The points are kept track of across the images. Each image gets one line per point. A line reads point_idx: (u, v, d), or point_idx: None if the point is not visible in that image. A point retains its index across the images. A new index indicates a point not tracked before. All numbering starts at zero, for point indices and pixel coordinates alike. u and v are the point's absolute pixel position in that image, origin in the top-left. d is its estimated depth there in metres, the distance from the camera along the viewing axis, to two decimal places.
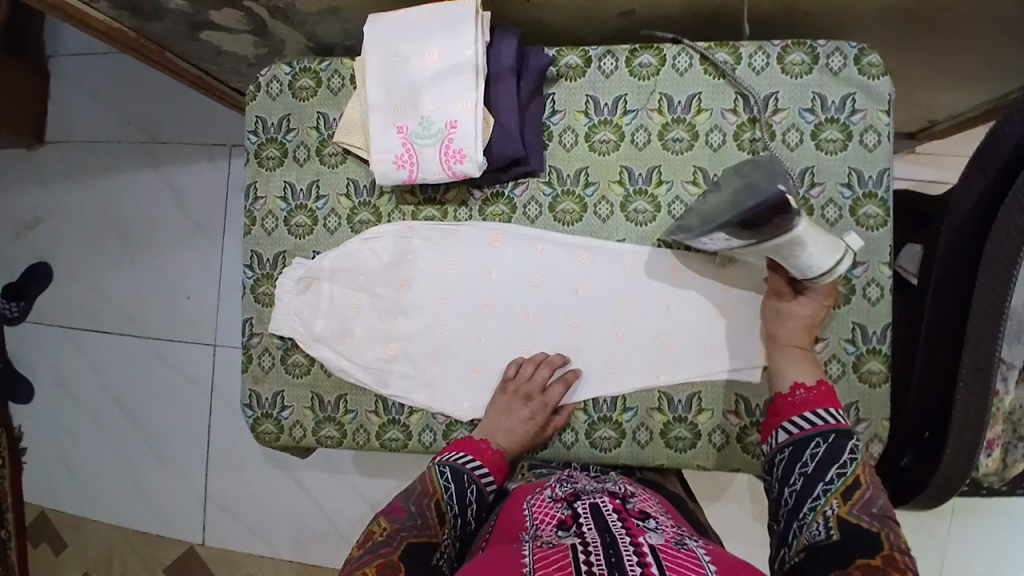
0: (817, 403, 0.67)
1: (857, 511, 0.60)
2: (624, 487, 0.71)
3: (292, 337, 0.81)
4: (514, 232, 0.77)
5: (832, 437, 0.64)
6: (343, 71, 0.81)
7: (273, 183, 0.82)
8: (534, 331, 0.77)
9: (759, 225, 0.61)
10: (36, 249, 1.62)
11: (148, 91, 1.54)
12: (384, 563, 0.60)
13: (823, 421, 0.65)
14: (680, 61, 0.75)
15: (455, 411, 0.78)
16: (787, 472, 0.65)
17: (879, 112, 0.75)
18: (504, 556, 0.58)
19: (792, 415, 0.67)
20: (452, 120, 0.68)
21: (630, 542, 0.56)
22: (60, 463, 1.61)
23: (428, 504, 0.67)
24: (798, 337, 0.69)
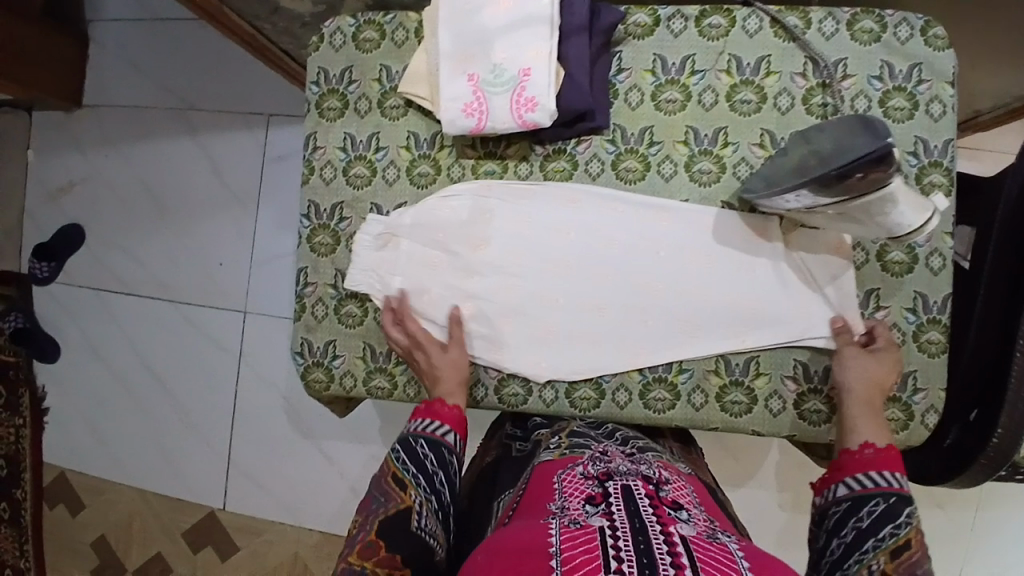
0: (884, 465, 0.65)
1: (903, 570, 0.58)
2: (658, 472, 0.67)
3: (366, 293, 0.80)
4: (589, 191, 0.77)
5: (892, 499, 0.62)
6: (407, 24, 0.80)
7: (333, 134, 0.82)
8: (606, 290, 0.77)
9: (853, 181, 0.59)
10: (68, 212, 1.62)
11: (186, 56, 1.54)
12: (364, 546, 0.63)
13: (885, 482, 0.63)
14: (750, 23, 0.75)
15: (526, 371, 0.78)
16: (839, 527, 0.63)
17: (943, 84, 0.74)
18: (526, 535, 0.55)
19: (856, 472, 0.65)
20: (525, 67, 0.68)
21: (661, 532, 0.54)
22: (83, 426, 1.61)
23: (386, 483, 0.67)
24: (867, 392, 0.70)
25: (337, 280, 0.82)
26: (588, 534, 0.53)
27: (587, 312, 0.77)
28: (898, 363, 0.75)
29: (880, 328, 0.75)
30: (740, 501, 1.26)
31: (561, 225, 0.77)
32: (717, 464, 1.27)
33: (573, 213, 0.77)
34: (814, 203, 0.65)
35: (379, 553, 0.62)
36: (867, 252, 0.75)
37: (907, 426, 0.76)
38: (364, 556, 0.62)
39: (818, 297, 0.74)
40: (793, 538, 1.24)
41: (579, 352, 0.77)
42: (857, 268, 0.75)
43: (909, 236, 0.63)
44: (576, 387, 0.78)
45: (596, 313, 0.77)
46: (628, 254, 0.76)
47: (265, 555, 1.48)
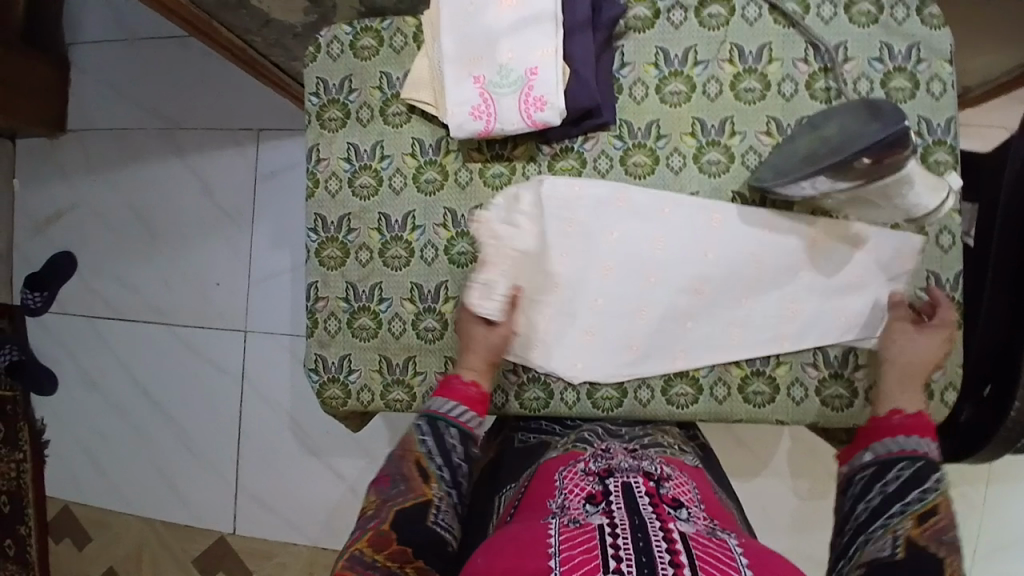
0: (911, 430, 0.68)
1: (927, 534, 0.60)
2: (660, 468, 0.67)
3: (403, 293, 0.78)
4: (642, 193, 0.75)
5: (919, 463, 0.65)
6: (406, 29, 0.79)
7: (336, 145, 0.81)
8: (656, 293, 0.75)
9: (881, 161, 0.61)
10: (57, 240, 1.59)
11: (171, 75, 1.51)
12: (376, 535, 0.63)
13: (913, 447, 0.67)
14: (750, 11, 0.75)
15: (568, 372, 0.77)
16: (867, 492, 0.66)
17: (943, 62, 0.75)
18: (526, 536, 0.56)
19: (886, 437, 0.69)
20: (532, 67, 0.67)
21: (660, 529, 0.54)
22: (85, 457, 1.58)
23: (406, 463, 0.70)
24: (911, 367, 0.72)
25: (348, 293, 0.81)
26: (587, 533, 0.54)
27: (636, 313, 0.75)
28: None
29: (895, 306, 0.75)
30: (756, 490, 1.26)
31: (608, 230, 0.75)
32: (728, 453, 1.26)
33: (626, 212, 0.75)
34: (830, 187, 0.66)
35: (393, 542, 0.62)
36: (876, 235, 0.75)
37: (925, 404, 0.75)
38: (375, 545, 0.62)
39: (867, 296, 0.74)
40: (809, 526, 1.24)
41: (624, 355, 0.76)
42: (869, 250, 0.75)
43: (925, 217, 0.67)
44: (597, 387, 0.77)
45: (642, 316, 0.75)
46: (675, 257, 0.75)
47: None
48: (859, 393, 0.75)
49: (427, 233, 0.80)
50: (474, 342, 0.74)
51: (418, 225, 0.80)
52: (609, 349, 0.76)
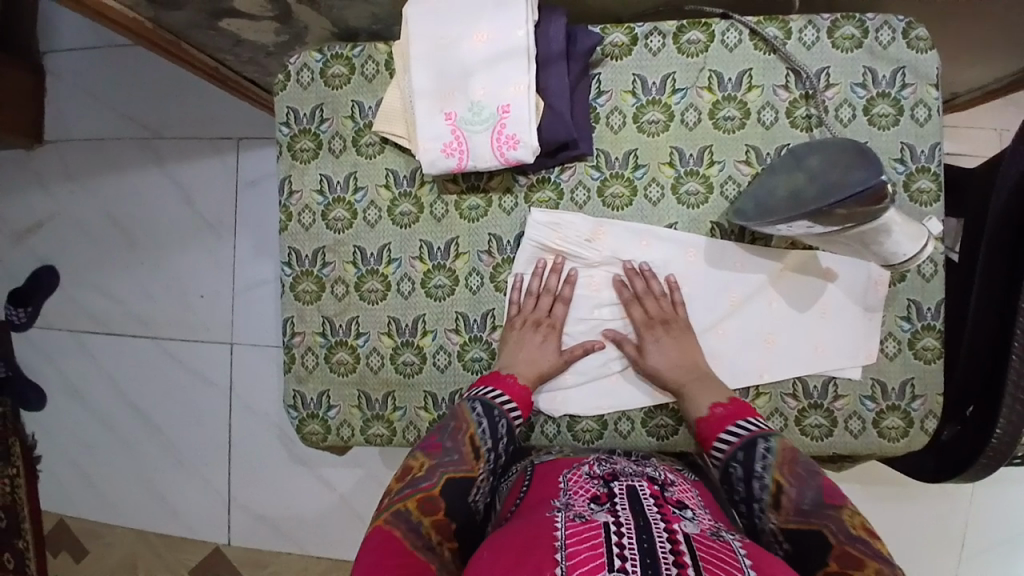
0: (718, 429, 0.67)
1: (792, 516, 0.60)
2: (663, 474, 0.67)
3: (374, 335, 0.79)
4: (621, 226, 0.74)
5: (741, 454, 0.64)
6: (377, 57, 0.77)
7: (309, 177, 0.79)
8: (630, 327, 0.75)
9: (855, 214, 0.63)
10: (38, 254, 1.56)
11: (148, 85, 1.48)
12: (424, 499, 0.62)
13: (730, 441, 0.66)
14: (730, 36, 0.74)
15: (549, 408, 0.77)
16: (732, 496, 0.65)
17: (929, 86, 0.74)
18: (532, 530, 0.55)
19: (709, 447, 0.68)
20: (504, 103, 0.65)
21: (665, 529, 0.53)
22: (76, 470, 1.57)
23: (462, 439, 0.67)
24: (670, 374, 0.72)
25: (325, 328, 0.80)
26: (592, 528, 0.53)
27: (608, 350, 0.76)
28: (896, 372, 0.74)
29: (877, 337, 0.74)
30: None
31: (595, 261, 0.75)
32: None
33: (603, 247, 0.75)
34: (812, 230, 0.66)
35: (438, 513, 0.61)
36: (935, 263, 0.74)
37: (907, 434, 0.74)
38: (424, 509, 0.61)
39: (839, 326, 0.73)
40: None
41: (604, 392, 0.76)
42: None
43: (905, 264, 0.68)
44: (578, 420, 0.77)
45: (609, 349, 0.76)
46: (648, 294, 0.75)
47: None
48: (840, 423, 0.75)
49: (403, 266, 0.78)
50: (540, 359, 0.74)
51: (394, 258, 0.78)
52: (586, 384, 0.76)
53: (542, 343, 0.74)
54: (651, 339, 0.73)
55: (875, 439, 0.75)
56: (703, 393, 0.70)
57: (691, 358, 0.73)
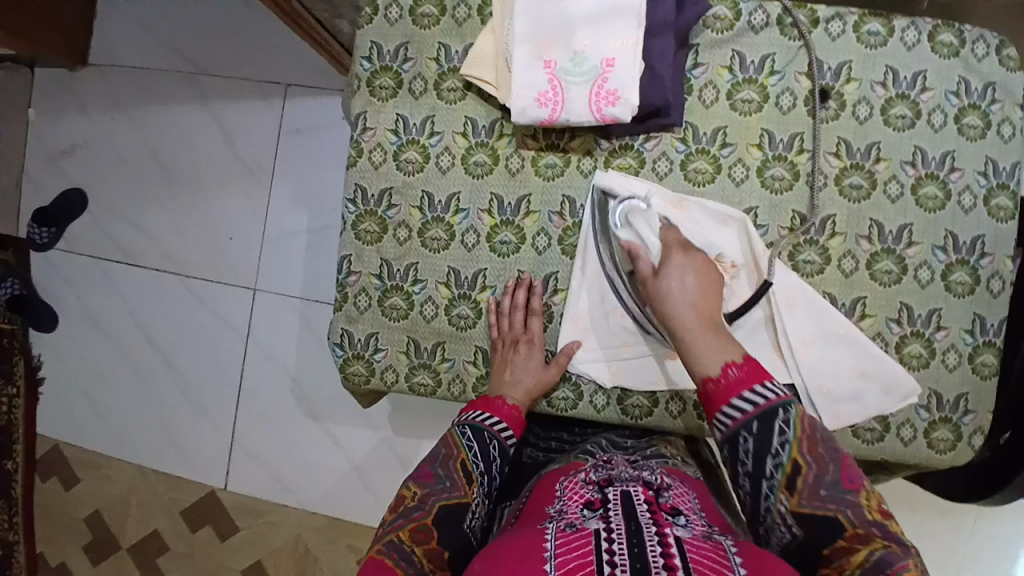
0: (738, 389, 0.59)
1: (806, 501, 0.55)
2: (660, 478, 0.65)
3: (432, 282, 0.77)
4: (700, 204, 0.72)
5: (754, 425, 0.57)
6: (471, 1, 0.76)
7: (384, 115, 0.77)
8: None
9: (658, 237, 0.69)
10: (70, 175, 1.54)
11: (203, 18, 1.46)
12: (417, 528, 0.59)
13: (747, 408, 0.58)
14: (833, 26, 0.73)
15: (602, 377, 0.75)
16: (735, 469, 0.58)
17: (1016, 106, 0.74)
18: (523, 540, 0.55)
19: (721, 405, 0.59)
20: (608, 58, 0.64)
21: (656, 534, 0.53)
22: (81, 398, 1.55)
23: (454, 466, 0.65)
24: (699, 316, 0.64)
25: (381, 271, 0.78)
26: (583, 538, 0.53)
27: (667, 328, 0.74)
28: (954, 383, 0.74)
29: (940, 347, 0.74)
30: None
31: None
32: None
33: (678, 218, 0.72)
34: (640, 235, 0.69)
35: (432, 541, 0.59)
36: (1004, 280, 0.74)
37: (955, 447, 0.74)
38: (415, 538, 0.59)
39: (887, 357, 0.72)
40: None
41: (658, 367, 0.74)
42: (923, 286, 0.73)
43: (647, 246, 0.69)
44: (628, 394, 0.76)
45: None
46: (720, 278, 0.73)
47: (265, 536, 1.45)
48: (892, 428, 0.74)
49: (470, 217, 0.77)
50: (527, 376, 0.73)
51: (462, 208, 0.77)
52: (642, 358, 0.74)
53: (525, 361, 0.74)
54: (655, 278, 0.66)
55: (924, 449, 0.74)
56: (713, 352, 0.61)
57: (702, 293, 0.65)
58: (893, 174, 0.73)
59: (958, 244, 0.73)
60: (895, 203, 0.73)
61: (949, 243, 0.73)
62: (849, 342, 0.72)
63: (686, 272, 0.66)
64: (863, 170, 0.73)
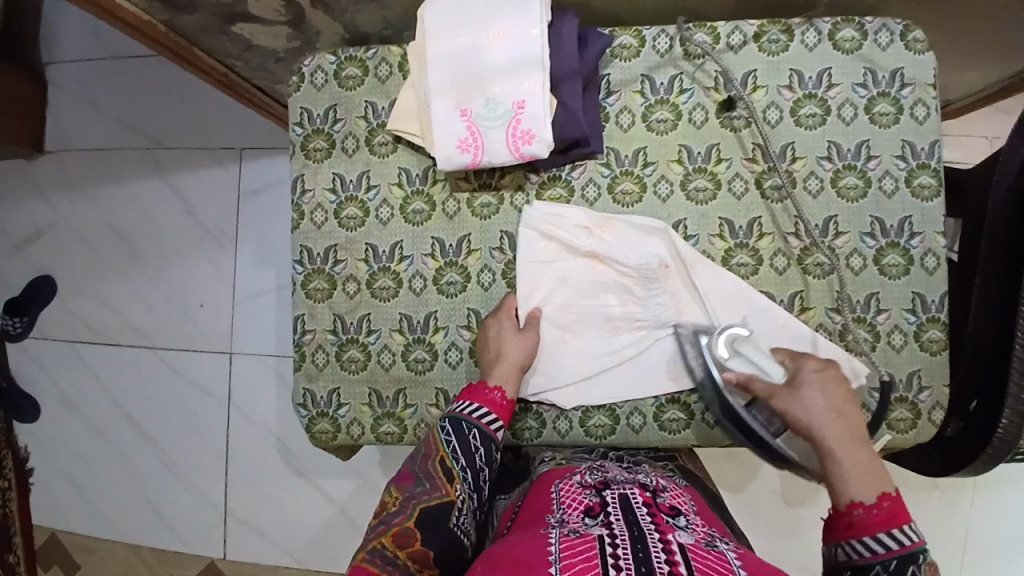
0: (881, 524, 0.57)
1: None
2: (655, 480, 0.69)
3: (386, 331, 0.79)
4: (627, 219, 0.75)
5: (893, 566, 0.55)
6: (391, 58, 0.79)
7: (321, 175, 0.80)
8: (636, 315, 0.75)
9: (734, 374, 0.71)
10: (36, 263, 1.55)
11: (151, 95, 1.49)
12: (400, 532, 0.61)
13: (888, 546, 0.56)
14: (734, 39, 0.76)
15: (563, 403, 0.76)
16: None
17: (927, 86, 0.76)
18: (525, 545, 0.56)
19: (856, 536, 0.58)
20: (519, 99, 0.66)
21: (659, 539, 0.55)
22: (68, 484, 1.54)
23: (433, 465, 0.67)
24: (838, 428, 0.64)
25: (336, 326, 0.80)
26: (587, 542, 0.54)
27: (617, 338, 0.75)
28: (903, 364, 0.76)
29: (883, 330, 0.76)
30: (751, 501, 1.26)
31: (588, 253, 0.75)
32: (721, 465, 1.26)
33: (608, 235, 0.75)
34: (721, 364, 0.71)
35: (415, 543, 0.61)
36: (937, 256, 0.76)
37: (915, 425, 0.76)
38: (398, 543, 0.61)
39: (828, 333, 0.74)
40: (796, 533, 1.25)
41: (613, 381, 0.75)
42: (857, 274, 0.76)
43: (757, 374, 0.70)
44: (590, 415, 0.77)
45: (618, 337, 0.75)
46: (655, 285, 0.75)
47: None
48: None
49: (415, 263, 0.79)
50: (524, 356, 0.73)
51: (406, 255, 0.79)
52: (598, 376, 0.76)
53: (517, 336, 0.73)
54: (786, 391, 0.67)
55: (885, 432, 0.76)
56: (857, 480, 0.60)
57: (840, 416, 0.65)
58: (811, 170, 0.76)
59: (885, 229, 0.76)
60: (817, 198, 0.76)
61: (876, 229, 0.76)
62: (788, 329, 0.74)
63: (820, 390, 0.66)
64: (781, 171, 0.76)
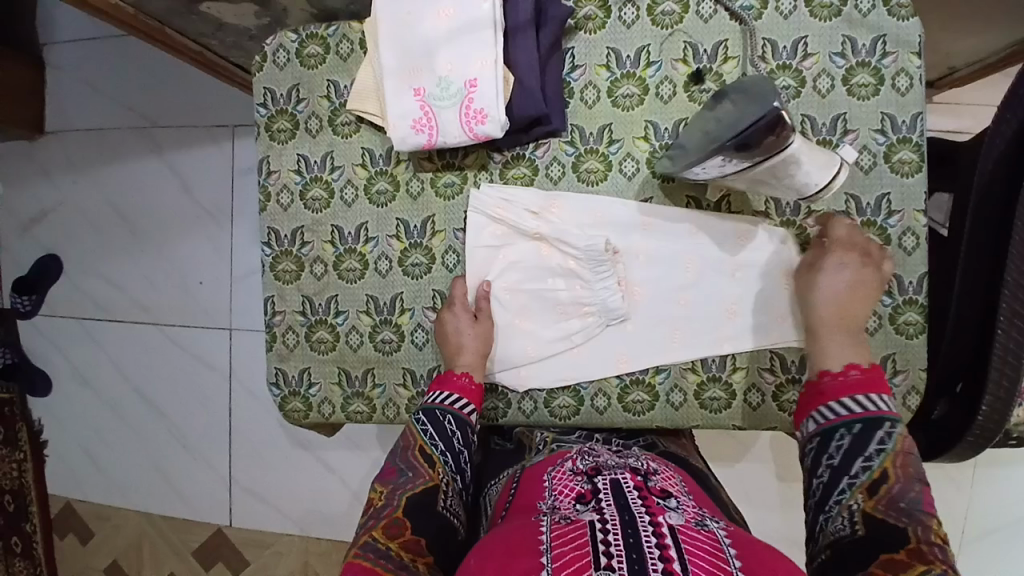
0: (866, 388, 0.65)
1: (882, 507, 0.59)
2: (646, 464, 0.70)
3: (353, 312, 0.80)
4: (573, 200, 0.74)
5: (858, 428, 0.64)
6: (352, 36, 0.77)
7: (286, 157, 0.80)
8: (584, 299, 0.74)
9: (753, 147, 0.60)
10: (43, 243, 1.60)
11: (143, 74, 1.50)
12: (390, 523, 0.63)
13: (851, 411, 0.65)
14: (704, 7, 0.72)
15: (515, 384, 0.77)
16: (818, 462, 0.65)
17: (911, 54, 0.71)
18: (517, 535, 0.58)
19: (826, 402, 0.66)
20: (471, 79, 0.65)
21: (649, 522, 0.55)
22: (83, 454, 1.61)
23: (413, 455, 0.70)
24: (840, 308, 0.68)
25: (304, 307, 0.81)
26: (578, 529, 0.56)
27: (566, 321, 0.75)
28: (876, 346, 0.74)
29: None
30: (739, 477, 1.25)
31: (536, 236, 0.75)
32: (709, 442, 1.26)
33: (554, 217, 0.74)
34: (722, 172, 0.66)
35: (405, 532, 0.62)
36: (917, 236, 0.72)
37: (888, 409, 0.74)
38: (389, 533, 0.62)
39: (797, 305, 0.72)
40: (784, 509, 1.25)
41: (569, 364, 0.76)
42: None
43: (818, 196, 0.65)
44: (554, 396, 0.77)
45: (568, 321, 0.75)
46: (602, 266, 0.73)
47: (274, 565, 1.50)
48: None
49: (381, 244, 0.79)
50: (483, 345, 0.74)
51: (371, 237, 0.79)
52: (550, 359, 0.76)
53: (471, 328, 0.74)
54: (819, 270, 0.69)
55: None
56: (842, 349, 0.67)
57: (863, 293, 0.68)
58: None
59: (861, 207, 0.73)
60: None
61: (851, 207, 0.73)
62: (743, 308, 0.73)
63: (845, 271, 0.68)
64: None
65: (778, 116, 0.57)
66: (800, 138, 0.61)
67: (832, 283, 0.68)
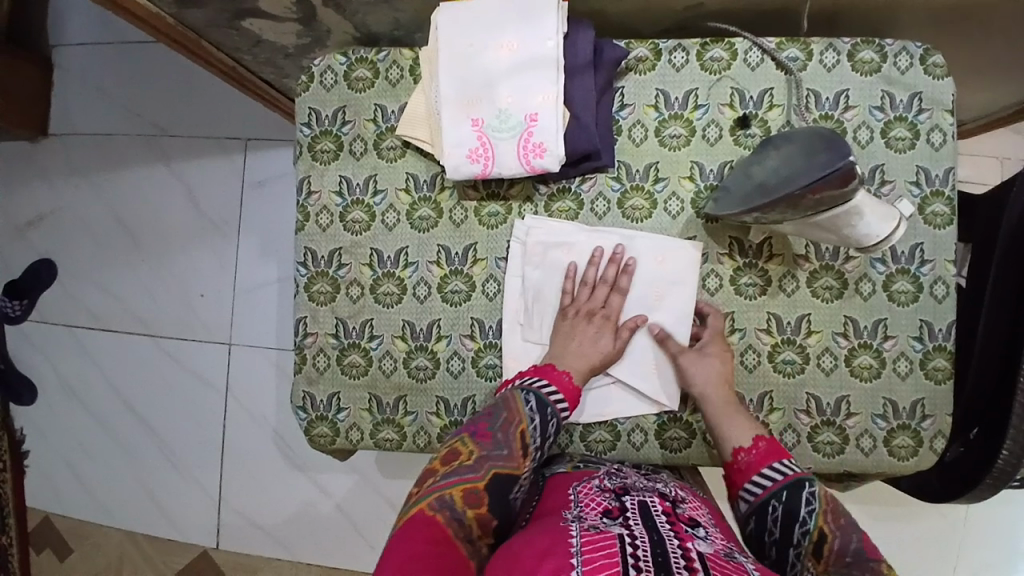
0: (763, 462, 0.65)
1: (834, 567, 0.59)
2: (674, 491, 0.66)
3: (386, 336, 0.79)
4: (584, 228, 0.75)
5: (785, 494, 0.62)
6: (402, 62, 0.78)
7: (328, 178, 0.79)
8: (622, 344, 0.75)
9: (821, 202, 0.62)
10: (38, 246, 1.55)
11: (157, 82, 1.48)
12: (470, 490, 0.60)
13: (772, 480, 0.63)
14: (752, 56, 0.75)
15: None
16: (762, 539, 0.62)
17: (945, 112, 0.74)
18: (542, 538, 0.51)
19: (743, 483, 0.65)
20: (531, 113, 0.68)
21: (678, 545, 0.50)
22: (64, 466, 1.54)
23: (514, 433, 0.65)
24: (719, 390, 0.71)
25: (338, 329, 0.79)
26: (607, 538, 0.49)
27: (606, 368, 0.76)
28: (907, 391, 0.75)
29: (889, 357, 0.75)
30: None
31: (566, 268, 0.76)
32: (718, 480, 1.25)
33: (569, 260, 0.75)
34: (778, 218, 0.67)
35: (481, 507, 0.60)
36: (948, 286, 0.75)
37: (916, 453, 0.75)
38: (467, 501, 0.59)
39: (831, 346, 0.75)
40: None
41: (603, 400, 0.76)
42: (865, 299, 0.75)
43: (876, 246, 0.67)
44: (591, 430, 0.77)
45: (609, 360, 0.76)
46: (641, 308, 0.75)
47: None
48: (851, 440, 0.75)
49: (420, 270, 0.78)
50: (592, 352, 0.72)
51: (411, 262, 0.78)
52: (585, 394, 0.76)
53: (596, 333, 0.73)
54: (692, 353, 0.73)
55: (885, 458, 0.75)
56: (741, 426, 0.68)
57: (724, 382, 0.71)
58: None
59: (896, 255, 0.75)
60: None
61: (887, 255, 0.75)
62: (775, 351, 0.75)
63: (702, 364, 0.72)
64: None
65: (851, 170, 0.60)
66: (864, 191, 0.64)
67: (699, 374, 0.71)
